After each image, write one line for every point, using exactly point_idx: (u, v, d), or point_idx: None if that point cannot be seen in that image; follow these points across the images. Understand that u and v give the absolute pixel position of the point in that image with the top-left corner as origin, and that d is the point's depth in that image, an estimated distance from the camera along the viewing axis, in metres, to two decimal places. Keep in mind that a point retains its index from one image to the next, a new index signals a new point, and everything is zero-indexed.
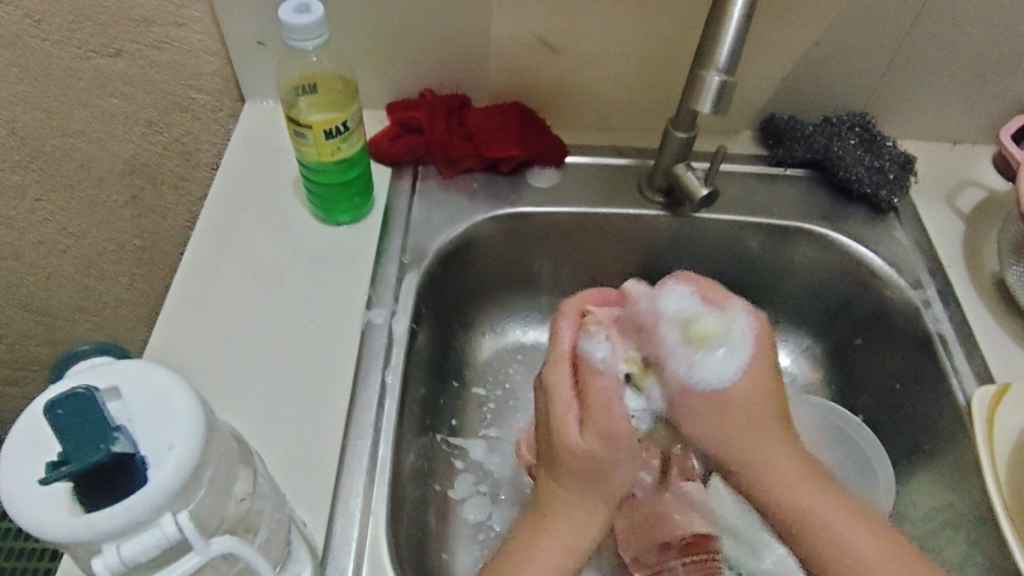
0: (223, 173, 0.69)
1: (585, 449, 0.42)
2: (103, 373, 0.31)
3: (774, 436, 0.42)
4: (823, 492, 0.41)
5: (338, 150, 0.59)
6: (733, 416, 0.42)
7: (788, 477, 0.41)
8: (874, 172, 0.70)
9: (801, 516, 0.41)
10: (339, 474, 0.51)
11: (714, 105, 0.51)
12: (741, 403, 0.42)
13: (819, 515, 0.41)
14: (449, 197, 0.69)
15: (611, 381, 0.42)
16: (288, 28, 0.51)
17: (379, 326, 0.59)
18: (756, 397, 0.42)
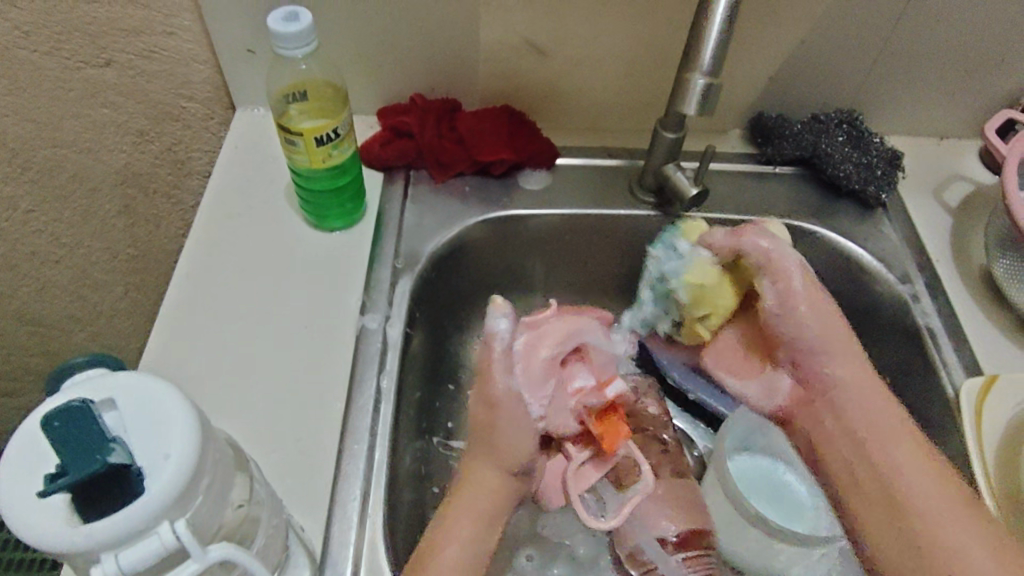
0: (215, 181, 0.70)
1: (475, 409, 0.52)
2: (98, 384, 0.31)
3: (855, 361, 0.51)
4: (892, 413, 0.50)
5: (329, 157, 0.59)
6: (837, 352, 0.51)
7: (863, 401, 0.50)
8: (862, 169, 0.71)
9: (877, 435, 0.49)
10: (336, 478, 0.52)
11: (698, 107, 0.52)
12: (814, 342, 0.51)
13: (876, 425, 0.49)
14: (441, 201, 0.69)
15: (497, 351, 0.50)
16: (278, 36, 0.52)
17: (373, 330, 0.60)
18: (838, 333, 0.51)
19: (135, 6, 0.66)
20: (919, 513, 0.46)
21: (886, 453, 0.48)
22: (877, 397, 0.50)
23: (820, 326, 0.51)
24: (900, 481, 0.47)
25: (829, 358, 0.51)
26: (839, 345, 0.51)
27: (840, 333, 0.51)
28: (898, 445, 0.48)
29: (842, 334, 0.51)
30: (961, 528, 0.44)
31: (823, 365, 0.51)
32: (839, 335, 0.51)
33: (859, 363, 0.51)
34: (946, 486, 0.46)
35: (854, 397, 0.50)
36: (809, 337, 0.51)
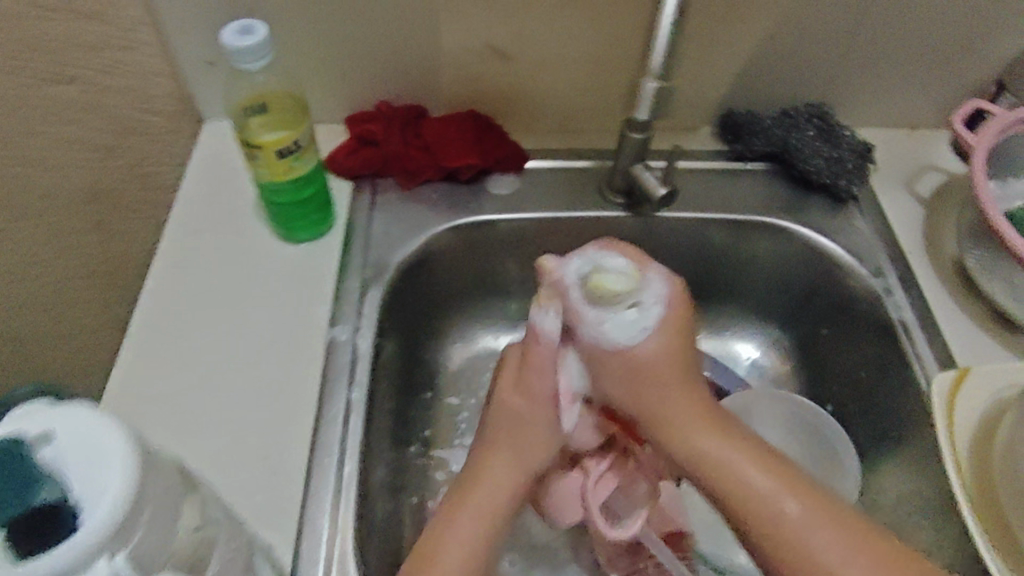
0: (182, 195, 0.69)
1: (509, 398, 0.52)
2: (34, 417, 0.30)
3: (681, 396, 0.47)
4: (731, 442, 0.45)
5: (292, 169, 0.59)
6: (644, 372, 0.48)
7: (681, 408, 0.47)
8: (833, 163, 0.71)
9: (663, 423, 0.47)
10: (305, 494, 0.51)
11: (652, 108, 0.57)
12: (648, 375, 0.47)
13: (694, 433, 0.46)
14: (410, 209, 0.69)
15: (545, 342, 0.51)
16: (251, 50, 0.51)
17: (343, 342, 0.59)
18: (647, 379, 0.47)
19: (97, 21, 0.67)
20: (802, 548, 0.41)
21: (741, 485, 0.43)
22: (709, 432, 0.45)
23: (632, 379, 0.48)
24: (743, 480, 0.43)
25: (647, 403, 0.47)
26: (655, 391, 0.47)
27: (683, 345, 0.49)
28: (700, 434, 0.45)
29: (655, 375, 0.47)
30: (853, 557, 0.40)
31: (643, 415, 0.48)
32: (658, 373, 0.47)
33: (678, 388, 0.47)
34: (834, 510, 0.42)
35: (694, 444, 0.45)
36: (624, 390, 0.48)
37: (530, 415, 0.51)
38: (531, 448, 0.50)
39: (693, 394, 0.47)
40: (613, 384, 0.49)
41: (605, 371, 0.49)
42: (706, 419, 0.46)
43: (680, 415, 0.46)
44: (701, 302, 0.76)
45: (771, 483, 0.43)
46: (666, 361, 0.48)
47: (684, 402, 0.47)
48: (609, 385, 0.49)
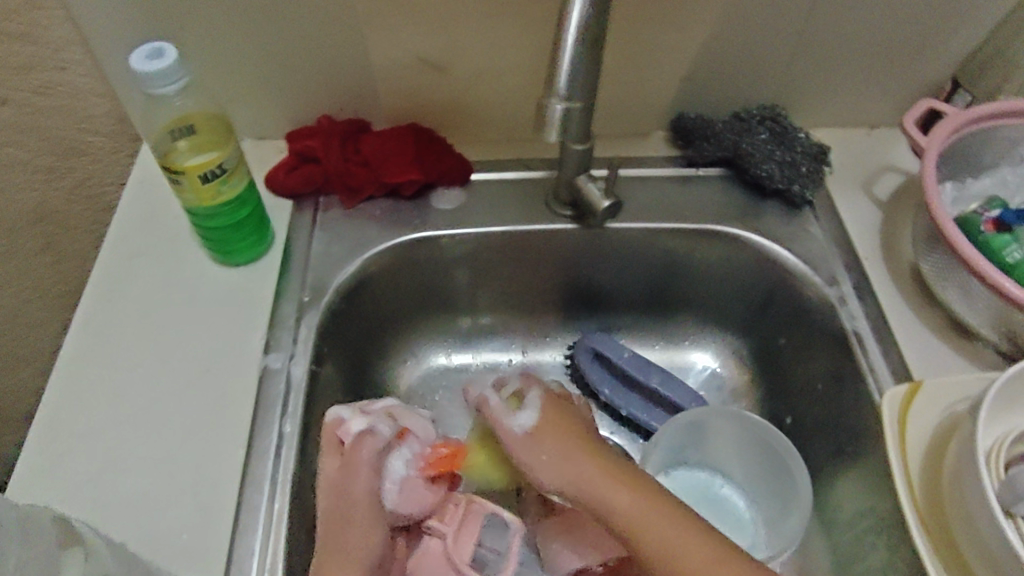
0: (118, 218, 0.67)
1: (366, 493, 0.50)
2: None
3: (594, 468, 0.49)
4: (639, 493, 0.47)
5: (220, 193, 0.57)
6: (548, 433, 0.52)
7: (604, 485, 0.48)
8: (785, 167, 0.69)
9: (602, 504, 0.48)
10: (233, 530, 0.50)
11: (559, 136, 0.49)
12: (549, 436, 0.52)
13: (599, 490, 0.48)
14: (352, 227, 0.67)
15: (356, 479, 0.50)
16: (165, 73, 0.50)
17: (277, 370, 0.57)
18: (551, 445, 0.51)
19: (22, 42, 0.64)
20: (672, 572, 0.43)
21: (642, 540, 0.45)
22: (584, 457, 0.50)
23: (547, 454, 0.51)
24: (614, 508, 0.47)
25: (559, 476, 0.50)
26: (562, 462, 0.50)
27: (568, 396, 0.56)
28: (618, 495, 0.47)
29: (562, 442, 0.51)
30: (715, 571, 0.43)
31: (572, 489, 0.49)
32: (548, 440, 0.51)
33: (585, 459, 0.50)
34: (664, 509, 0.46)
35: (590, 492, 0.48)
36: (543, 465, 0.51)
37: (365, 510, 0.49)
38: (368, 545, 0.48)
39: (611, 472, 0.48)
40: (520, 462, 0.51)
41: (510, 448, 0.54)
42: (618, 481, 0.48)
43: (578, 469, 0.49)
44: (658, 313, 0.75)
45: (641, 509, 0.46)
46: (548, 404, 0.55)
47: (581, 459, 0.50)
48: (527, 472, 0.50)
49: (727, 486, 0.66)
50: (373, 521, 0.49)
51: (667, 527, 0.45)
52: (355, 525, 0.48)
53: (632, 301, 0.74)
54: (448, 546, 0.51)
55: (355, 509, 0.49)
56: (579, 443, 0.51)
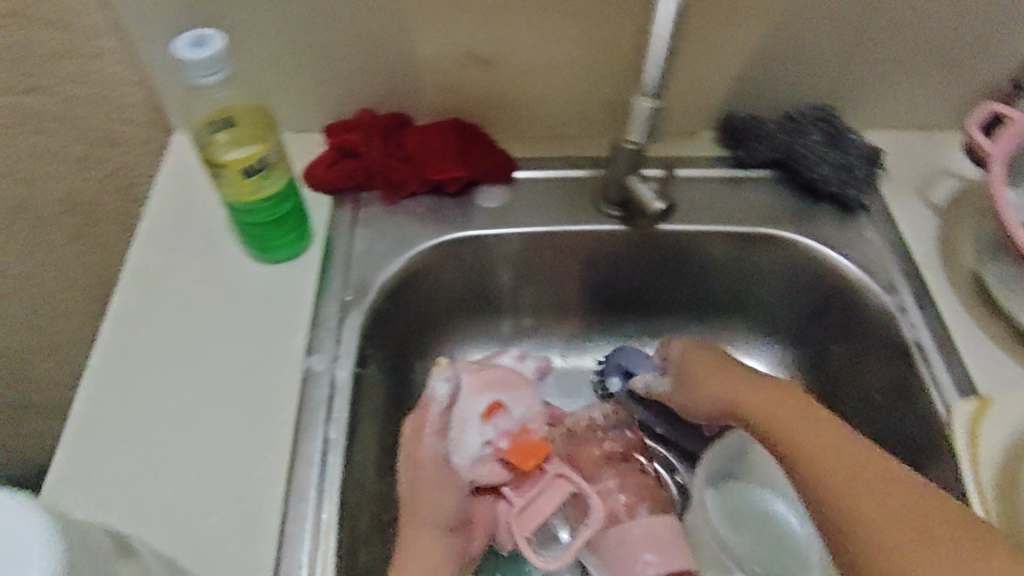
0: (152, 210, 0.65)
1: (433, 449, 0.54)
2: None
3: (761, 392, 0.53)
4: (796, 404, 0.51)
5: (261, 188, 0.54)
6: (698, 373, 0.59)
7: (755, 395, 0.54)
8: (840, 171, 0.67)
9: (763, 424, 0.51)
10: (280, 540, 0.48)
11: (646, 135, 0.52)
12: (711, 376, 0.58)
13: (762, 416, 0.52)
14: (394, 224, 0.65)
15: (433, 430, 0.54)
16: (204, 62, 0.47)
17: (320, 372, 0.55)
18: (723, 375, 0.57)
19: (54, 28, 0.62)
20: (829, 498, 0.44)
21: (795, 448, 0.48)
22: (740, 388, 0.55)
23: (716, 383, 0.57)
24: (793, 438, 0.48)
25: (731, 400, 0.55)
26: (716, 385, 0.57)
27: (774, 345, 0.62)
28: (809, 424, 0.48)
29: (728, 373, 0.57)
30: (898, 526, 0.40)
31: (742, 409, 0.54)
32: (710, 367, 0.59)
33: (757, 383, 0.55)
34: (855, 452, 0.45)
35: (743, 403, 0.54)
36: (711, 393, 0.57)
37: (434, 476, 0.53)
38: (438, 506, 0.52)
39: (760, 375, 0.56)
40: (684, 389, 0.60)
41: (688, 381, 0.60)
42: (776, 395, 0.52)
43: (750, 392, 0.54)
44: (703, 318, 0.73)
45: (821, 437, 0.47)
46: (699, 351, 0.61)
47: (745, 385, 0.55)
48: (683, 391, 0.60)
49: (778, 502, 0.64)
50: (444, 483, 0.53)
51: (812, 433, 0.48)
52: (432, 479, 0.53)
53: (678, 305, 0.72)
54: (511, 519, 0.52)
55: (424, 471, 0.53)
56: (746, 378, 0.56)
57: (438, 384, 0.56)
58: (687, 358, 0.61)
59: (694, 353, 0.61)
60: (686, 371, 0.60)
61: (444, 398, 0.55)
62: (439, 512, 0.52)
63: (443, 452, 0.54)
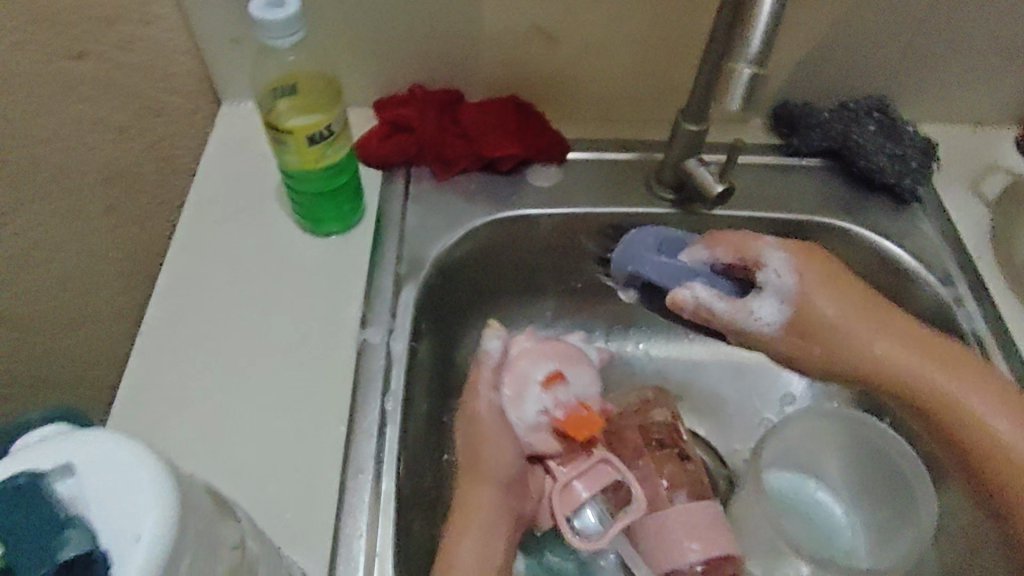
0: (201, 179, 0.64)
1: (488, 409, 0.55)
2: (50, 449, 0.25)
3: (908, 348, 0.53)
4: (940, 365, 0.52)
5: (323, 157, 0.54)
6: (842, 330, 0.53)
7: (902, 347, 0.52)
8: (896, 161, 0.66)
9: (928, 385, 0.51)
10: (339, 512, 0.47)
11: (744, 101, 0.44)
12: (859, 319, 0.53)
13: (918, 374, 0.52)
14: (446, 200, 0.64)
15: (487, 390, 0.56)
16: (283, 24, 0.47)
17: (376, 345, 0.55)
18: (869, 322, 0.53)
19: None
20: None
21: (988, 432, 0.49)
22: (883, 340, 0.53)
23: (861, 331, 0.53)
24: (957, 413, 0.50)
25: (879, 352, 0.53)
26: (863, 338, 0.53)
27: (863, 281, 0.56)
28: (980, 397, 0.50)
29: (870, 316, 0.53)
30: None
31: (891, 360, 0.52)
32: (853, 311, 0.53)
33: (895, 326, 0.53)
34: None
35: (903, 362, 0.52)
36: (870, 349, 0.53)
37: (491, 433, 0.54)
38: (495, 464, 0.52)
39: (887, 310, 0.54)
40: (812, 337, 0.54)
41: (819, 324, 0.54)
42: (925, 350, 0.52)
43: (898, 344, 0.53)
44: None
45: (990, 402, 0.50)
46: (837, 281, 0.54)
47: (894, 337, 0.53)
48: (815, 336, 0.54)
49: (822, 489, 0.63)
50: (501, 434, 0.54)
51: (989, 408, 0.50)
52: (494, 436, 0.54)
53: None
54: (554, 494, 0.52)
55: (483, 428, 0.54)
56: (879, 318, 0.54)
57: (495, 343, 0.58)
58: (817, 295, 0.54)
59: (819, 280, 0.54)
60: (821, 311, 0.53)
61: (499, 354, 0.57)
62: (496, 470, 0.52)
63: (502, 413, 0.55)
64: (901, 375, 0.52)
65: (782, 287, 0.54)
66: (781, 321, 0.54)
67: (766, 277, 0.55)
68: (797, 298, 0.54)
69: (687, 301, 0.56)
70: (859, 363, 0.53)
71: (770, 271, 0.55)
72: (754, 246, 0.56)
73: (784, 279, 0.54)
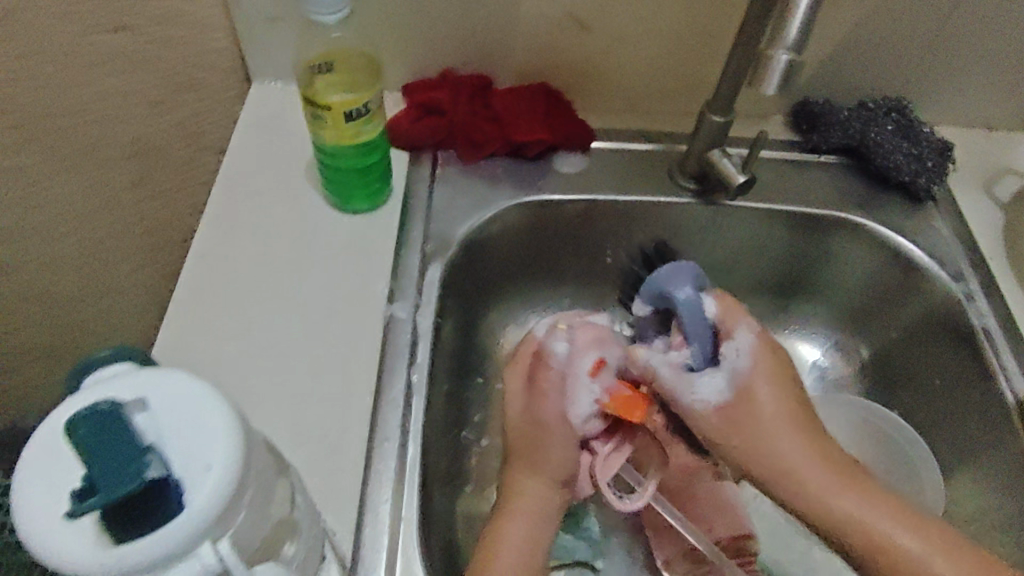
0: (232, 154, 0.65)
1: (552, 404, 0.51)
2: (127, 381, 0.27)
3: (813, 453, 0.46)
4: (865, 496, 0.45)
5: (359, 133, 0.55)
6: (761, 420, 0.47)
7: (807, 453, 0.46)
8: (913, 160, 0.68)
9: (793, 474, 0.46)
10: (366, 477, 0.48)
11: (779, 87, 0.46)
12: (784, 422, 0.47)
13: (834, 487, 0.45)
14: (471, 183, 0.65)
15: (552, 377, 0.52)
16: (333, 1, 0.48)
17: (402, 319, 0.56)
18: (797, 433, 0.47)
19: None
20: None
21: (897, 556, 0.43)
22: (809, 448, 0.46)
23: (788, 440, 0.46)
24: (867, 527, 0.44)
25: (798, 457, 0.46)
26: (779, 438, 0.46)
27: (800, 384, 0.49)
28: (849, 496, 0.45)
29: (804, 430, 0.47)
30: None
31: (804, 474, 0.46)
32: (787, 424, 0.47)
33: (830, 449, 0.47)
34: (903, 521, 0.44)
35: (789, 462, 0.46)
36: (789, 457, 0.46)
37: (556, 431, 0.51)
38: (557, 459, 0.50)
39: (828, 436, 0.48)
40: (733, 429, 0.48)
41: (747, 413, 0.47)
42: (854, 480, 0.45)
43: (795, 447, 0.46)
44: (762, 299, 0.74)
45: (899, 523, 0.43)
46: (775, 376, 0.48)
47: (797, 440, 0.46)
48: (738, 429, 0.47)
49: None
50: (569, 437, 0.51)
51: (908, 537, 0.43)
52: (554, 432, 0.51)
53: (740, 284, 0.73)
54: (593, 465, 0.52)
55: (549, 427, 0.51)
56: (798, 419, 0.47)
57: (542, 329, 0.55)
58: (756, 390, 0.48)
59: (767, 374, 0.48)
60: (756, 401, 0.48)
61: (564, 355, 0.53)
62: (555, 463, 0.50)
63: (559, 402, 0.51)
64: (813, 490, 0.45)
65: (736, 366, 0.49)
66: (721, 399, 0.48)
67: (726, 350, 0.49)
68: (739, 388, 0.48)
69: (641, 363, 0.51)
70: (767, 458, 0.46)
71: (732, 347, 0.49)
72: (730, 314, 0.50)
73: (740, 354, 0.49)
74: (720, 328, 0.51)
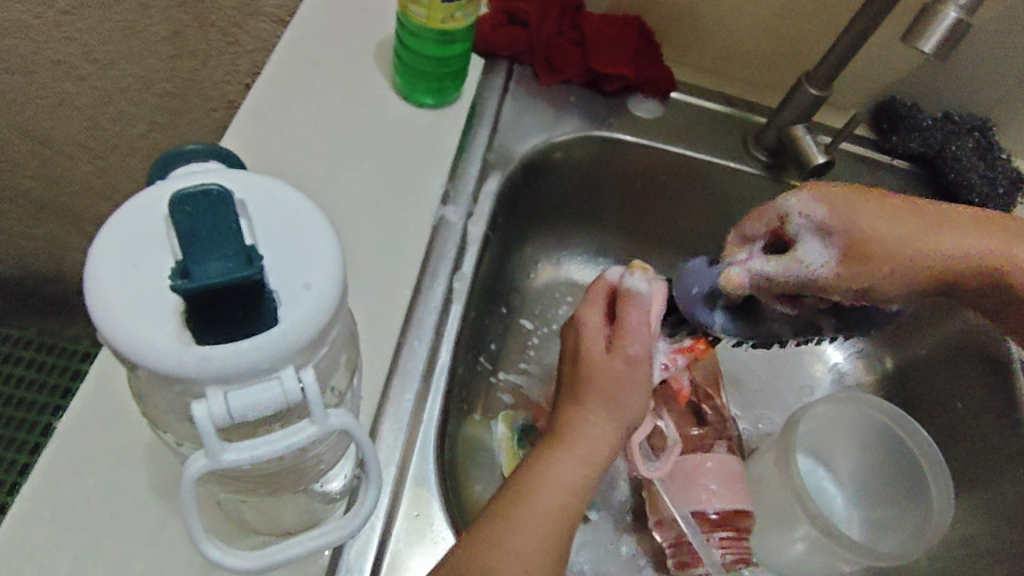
0: (304, 10, 0.61)
1: (634, 349, 0.45)
2: (237, 187, 0.26)
3: (912, 222, 0.46)
4: (965, 221, 0.48)
5: (450, 19, 0.51)
6: (851, 223, 0.46)
7: (906, 230, 0.46)
8: (986, 183, 0.65)
9: (925, 257, 0.47)
10: (391, 371, 0.46)
11: (939, 48, 0.43)
12: (893, 222, 0.46)
13: (942, 237, 0.47)
14: (542, 105, 0.63)
15: (643, 325, 0.46)
16: None
17: (453, 223, 0.54)
18: (909, 218, 0.47)
19: None
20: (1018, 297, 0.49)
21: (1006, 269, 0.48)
22: (903, 223, 0.46)
23: (886, 222, 0.46)
24: (968, 245, 0.47)
25: (928, 249, 0.47)
26: (889, 232, 0.46)
27: (862, 187, 0.48)
28: (954, 232, 0.47)
29: (897, 210, 0.47)
30: None
31: (977, 258, 0.48)
32: (880, 212, 0.46)
33: (928, 218, 0.47)
34: (989, 225, 0.48)
35: (907, 258, 0.46)
36: (913, 256, 0.46)
37: (635, 373, 0.45)
38: (634, 403, 0.45)
39: (914, 202, 0.48)
40: (855, 256, 0.46)
41: (867, 244, 0.46)
42: (948, 218, 0.48)
43: (900, 233, 0.46)
44: None
45: (989, 240, 0.48)
46: (842, 190, 0.47)
47: (901, 230, 0.46)
48: (873, 257, 0.46)
49: (829, 480, 0.62)
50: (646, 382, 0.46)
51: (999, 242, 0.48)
52: (637, 376, 0.45)
53: None
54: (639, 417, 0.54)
55: (633, 373, 0.45)
56: (903, 210, 0.47)
57: (611, 270, 0.49)
58: (856, 212, 0.46)
59: (852, 200, 0.46)
60: (861, 228, 0.46)
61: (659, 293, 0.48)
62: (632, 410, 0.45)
63: (648, 346, 0.46)
64: (944, 260, 0.47)
65: None
66: (839, 254, 0.46)
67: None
68: (839, 221, 0.46)
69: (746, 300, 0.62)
70: (914, 264, 0.47)
71: (795, 220, 0.46)
72: (731, 249, 0.50)
73: (816, 217, 0.46)
74: (749, 243, 0.49)
